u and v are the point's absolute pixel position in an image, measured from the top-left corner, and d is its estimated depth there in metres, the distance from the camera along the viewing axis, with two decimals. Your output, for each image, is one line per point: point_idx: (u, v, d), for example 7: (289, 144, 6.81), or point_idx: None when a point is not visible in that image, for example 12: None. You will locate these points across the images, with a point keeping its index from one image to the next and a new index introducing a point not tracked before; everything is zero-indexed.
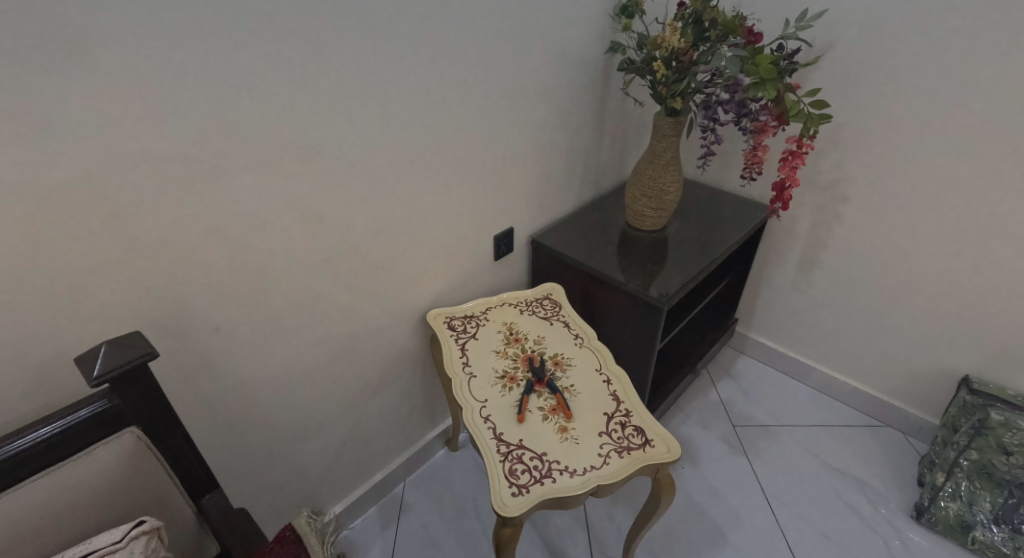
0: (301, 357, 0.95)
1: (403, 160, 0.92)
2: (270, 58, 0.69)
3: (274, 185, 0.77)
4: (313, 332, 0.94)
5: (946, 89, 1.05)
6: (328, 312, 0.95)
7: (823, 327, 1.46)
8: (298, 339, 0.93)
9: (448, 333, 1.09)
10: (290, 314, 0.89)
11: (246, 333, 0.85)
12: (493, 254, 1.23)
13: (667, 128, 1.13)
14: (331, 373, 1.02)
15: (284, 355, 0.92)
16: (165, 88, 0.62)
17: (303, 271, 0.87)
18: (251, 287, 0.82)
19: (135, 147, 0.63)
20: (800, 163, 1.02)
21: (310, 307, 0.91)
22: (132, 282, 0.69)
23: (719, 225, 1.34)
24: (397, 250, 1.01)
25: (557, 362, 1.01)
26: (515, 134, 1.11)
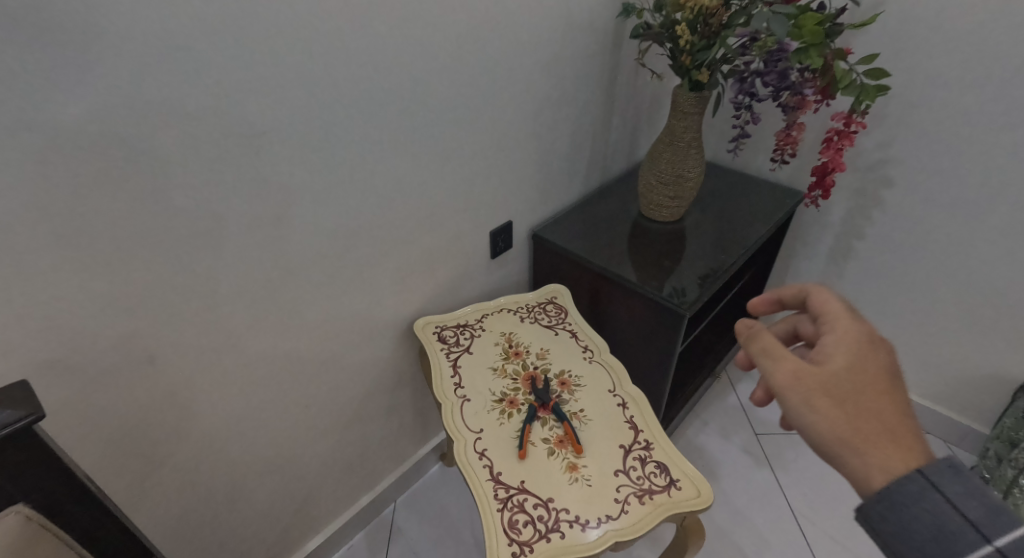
0: (266, 379, 0.81)
1: (380, 148, 0.78)
2: (199, 21, 0.55)
3: (217, 183, 0.63)
4: (279, 351, 0.81)
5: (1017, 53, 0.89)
6: (296, 327, 0.81)
7: (856, 325, 1.31)
8: (259, 359, 0.79)
9: (439, 347, 0.95)
10: (247, 332, 0.75)
11: (194, 356, 0.71)
12: (489, 251, 1.09)
13: (688, 105, 0.97)
14: (304, 395, 0.89)
15: (243, 378, 0.79)
16: (53, 60, 0.48)
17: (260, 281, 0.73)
18: (196, 305, 0.68)
19: (17, 137, 0.48)
20: (847, 144, 0.86)
21: (273, 323, 0.78)
22: (32, 307, 0.55)
23: (744, 216, 1.19)
24: (376, 252, 0.86)
25: (564, 381, 0.88)
26: (512, 114, 0.96)
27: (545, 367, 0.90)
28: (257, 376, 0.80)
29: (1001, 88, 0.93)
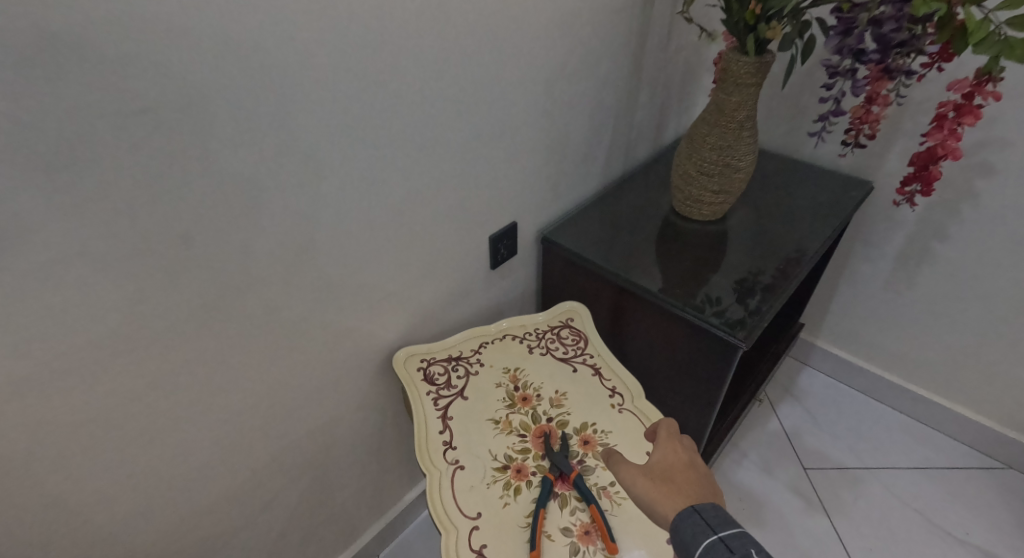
0: (192, 446, 0.61)
1: (338, 133, 0.56)
2: None
3: (80, 189, 0.41)
4: (208, 410, 0.60)
5: None
6: (230, 378, 0.61)
7: (930, 341, 1.10)
8: (177, 420, 0.58)
9: (425, 389, 0.74)
10: (156, 386, 0.54)
11: (73, 425, 0.50)
12: (488, 261, 0.88)
13: (746, 73, 0.75)
14: (248, 458, 0.69)
15: (157, 446, 0.58)
16: None
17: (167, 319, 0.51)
18: (68, 366, 0.47)
19: None
20: (968, 122, 0.63)
21: (195, 377, 0.57)
22: None
23: (799, 214, 0.97)
24: (337, 270, 0.65)
25: (587, 440, 0.67)
26: (519, 88, 0.74)
27: (562, 419, 0.70)
28: (176, 441, 0.59)
29: None
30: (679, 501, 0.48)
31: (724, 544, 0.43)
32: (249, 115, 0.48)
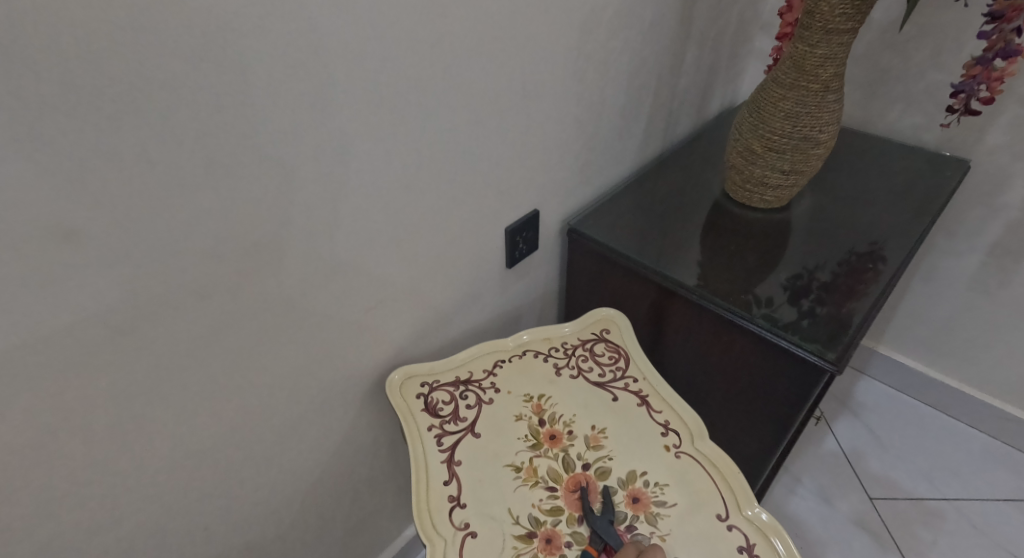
0: (113, 517, 0.46)
1: (305, 90, 0.40)
2: None
3: None
4: (134, 469, 0.45)
5: None
6: (164, 428, 0.45)
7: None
8: (88, 480, 0.42)
9: (425, 424, 0.58)
10: (53, 436, 0.38)
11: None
12: (505, 258, 0.72)
13: (841, 16, 0.58)
14: (199, 518, 0.54)
15: (60, 515, 0.42)
16: None
17: (57, 353, 0.35)
18: None
19: None
20: None
21: (106, 432, 0.41)
22: None
23: (881, 200, 0.80)
24: (311, 274, 0.48)
25: (637, 498, 0.51)
26: (548, 37, 0.58)
27: (602, 467, 0.54)
28: (94, 505, 0.44)
29: None
30: None
31: None
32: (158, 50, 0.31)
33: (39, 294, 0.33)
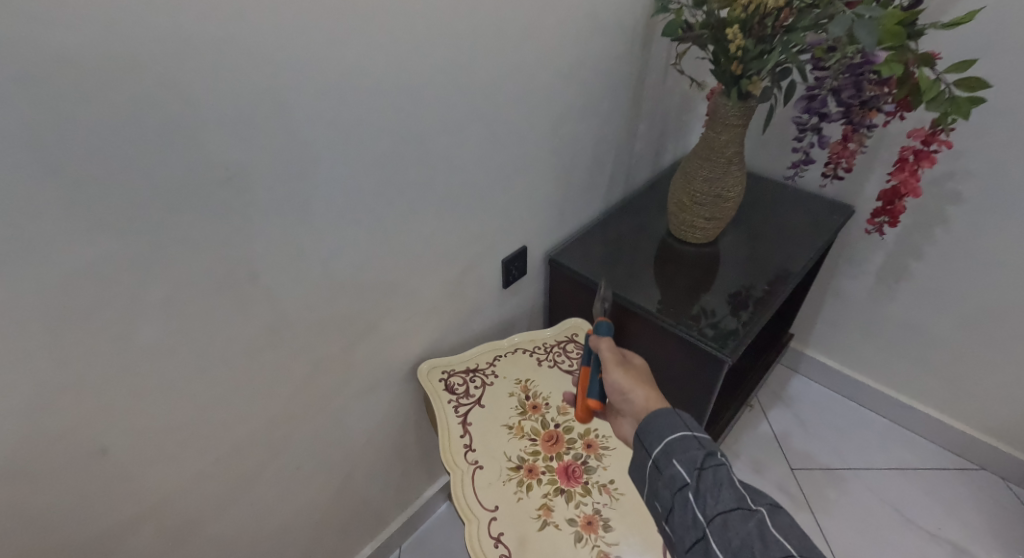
0: (250, 453, 0.72)
1: (380, 186, 0.66)
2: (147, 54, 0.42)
3: (179, 251, 0.51)
4: (264, 420, 0.71)
5: None
6: (283, 393, 0.71)
7: (908, 351, 1.18)
8: (238, 425, 0.68)
9: (446, 399, 0.83)
10: (223, 394, 0.64)
11: (162, 424, 0.60)
12: (502, 281, 0.97)
13: (734, 116, 0.83)
14: (296, 460, 0.80)
15: (220, 448, 0.68)
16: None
17: (237, 344, 0.62)
18: (162, 389, 0.57)
19: None
20: (925, 165, 0.73)
21: (255, 394, 0.68)
22: None
23: (785, 236, 1.05)
24: (373, 295, 0.75)
25: (590, 443, 0.76)
26: (531, 131, 0.84)
27: (569, 425, 0.79)
28: (239, 445, 0.70)
29: None
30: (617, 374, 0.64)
31: (697, 440, 0.53)
32: (307, 176, 0.58)
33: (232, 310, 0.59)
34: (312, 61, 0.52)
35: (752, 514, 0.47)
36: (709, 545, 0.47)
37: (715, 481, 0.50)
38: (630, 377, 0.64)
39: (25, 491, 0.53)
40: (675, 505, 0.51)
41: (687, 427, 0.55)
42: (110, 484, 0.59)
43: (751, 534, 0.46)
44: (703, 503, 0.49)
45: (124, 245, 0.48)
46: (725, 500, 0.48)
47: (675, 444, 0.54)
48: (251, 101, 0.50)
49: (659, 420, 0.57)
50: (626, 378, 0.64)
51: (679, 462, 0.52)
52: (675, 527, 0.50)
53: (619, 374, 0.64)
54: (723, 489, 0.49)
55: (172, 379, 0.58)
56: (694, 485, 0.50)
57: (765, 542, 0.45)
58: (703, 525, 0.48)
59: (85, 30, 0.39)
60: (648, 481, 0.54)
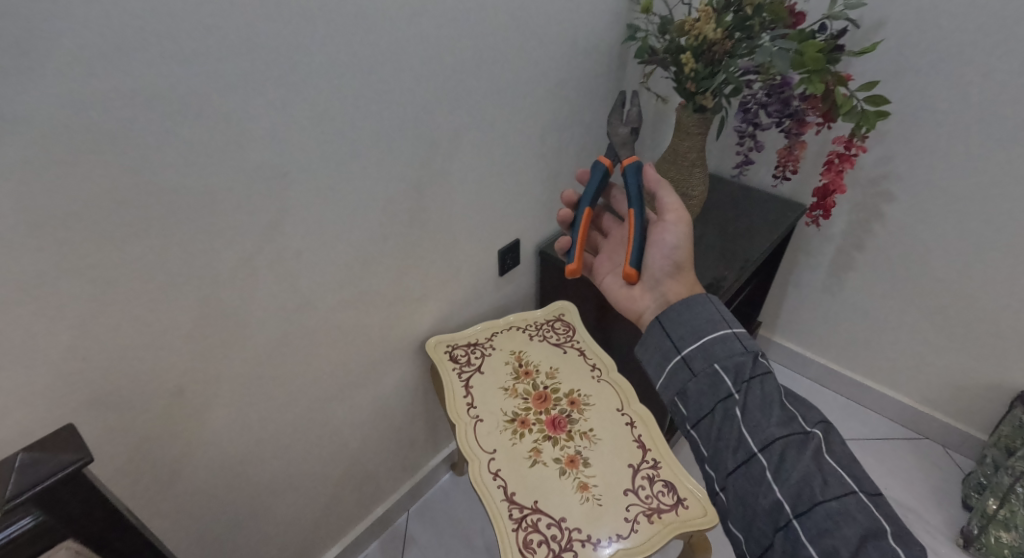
0: (288, 400, 0.89)
1: (399, 183, 0.84)
2: (244, 78, 0.60)
3: (247, 224, 0.68)
4: (301, 371, 0.88)
5: (1005, 88, 0.96)
6: (316, 349, 0.88)
7: (858, 325, 1.39)
8: (279, 372, 0.85)
9: (450, 366, 0.97)
10: (271, 344, 0.81)
11: (224, 372, 0.77)
12: (498, 268, 1.12)
13: (694, 125, 0.96)
14: (323, 413, 0.96)
15: (264, 391, 0.85)
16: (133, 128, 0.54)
17: (282, 303, 0.79)
18: (229, 335, 0.75)
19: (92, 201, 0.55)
20: (848, 168, 0.89)
21: (295, 346, 0.85)
22: (90, 344, 0.61)
23: (744, 229, 1.19)
24: (391, 270, 0.92)
25: (574, 401, 0.93)
26: (524, 139, 1.01)
27: (555, 387, 0.95)
28: (279, 390, 0.87)
29: (994, 119, 1.00)
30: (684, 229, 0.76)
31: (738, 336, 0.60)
32: (342, 170, 0.76)
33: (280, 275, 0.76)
34: (352, 85, 0.70)
35: (808, 444, 0.54)
36: (758, 462, 0.54)
37: (763, 398, 0.57)
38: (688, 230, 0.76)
39: (125, 422, 0.69)
40: (717, 414, 0.57)
41: (728, 326, 0.61)
42: (184, 413, 0.75)
43: (808, 465, 0.52)
44: (756, 426, 0.55)
45: (212, 217, 0.64)
46: (774, 421, 0.55)
47: (716, 346, 0.60)
48: (307, 113, 0.67)
49: (699, 308, 0.63)
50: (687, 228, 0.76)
51: (725, 369, 0.58)
52: (714, 436, 0.57)
53: (682, 224, 0.76)
54: (772, 408, 0.56)
55: (235, 327, 0.75)
56: (743, 402, 0.56)
57: (822, 475, 0.52)
58: (752, 446, 0.55)
59: (210, 61, 0.56)
60: (679, 379, 0.60)
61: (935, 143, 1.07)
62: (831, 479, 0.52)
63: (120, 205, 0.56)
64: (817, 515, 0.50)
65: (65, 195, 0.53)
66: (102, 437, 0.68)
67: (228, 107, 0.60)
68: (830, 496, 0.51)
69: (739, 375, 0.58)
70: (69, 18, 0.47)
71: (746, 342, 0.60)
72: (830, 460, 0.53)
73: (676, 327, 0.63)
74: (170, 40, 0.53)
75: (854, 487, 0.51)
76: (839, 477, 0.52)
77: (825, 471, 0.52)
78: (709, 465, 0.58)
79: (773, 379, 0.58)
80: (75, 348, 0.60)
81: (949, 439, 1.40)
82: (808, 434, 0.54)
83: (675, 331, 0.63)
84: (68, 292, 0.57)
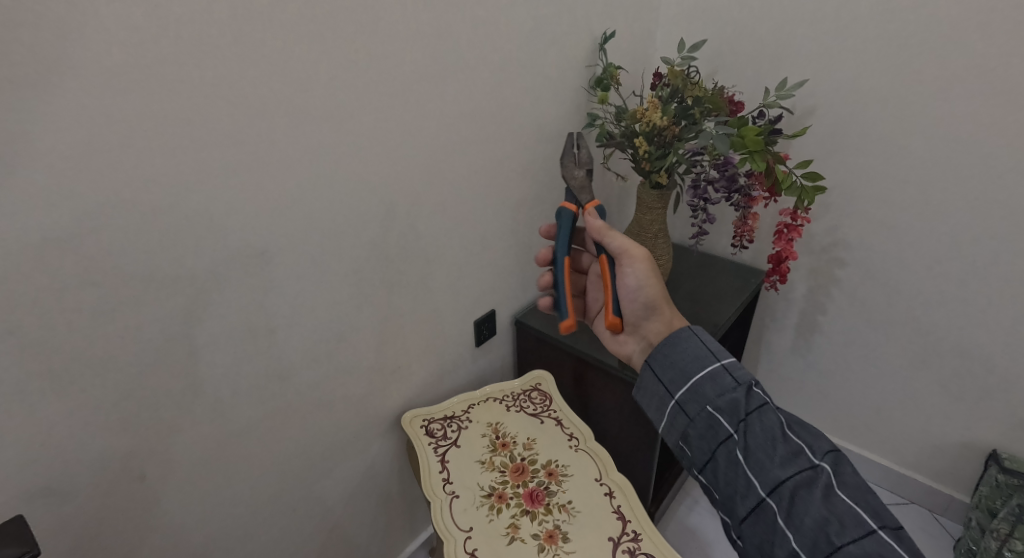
0: (259, 483, 0.87)
1: (376, 259, 0.88)
2: (230, 167, 0.65)
3: (227, 302, 0.72)
4: (275, 450, 0.87)
5: (923, 164, 1.08)
6: (292, 427, 0.88)
7: (829, 386, 1.42)
8: (251, 455, 0.84)
9: (426, 441, 0.97)
10: (242, 426, 0.81)
11: (190, 455, 0.76)
12: (474, 339, 1.15)
13: (653, 200, 1.03)
14: (295, 496, 0.94)
15: (233, 476, 0.83)
16: (123, 221, 0.59)
17: (257, 381, 0.80)
18: (203, 414, 0.75)
19: (74, 287, 0.58)
20: (796, 236, 0.97)
21: (270, 423, 0.84)
22: (58, 428, 0.62)
23: (711, 296, 1.24)
24: (367, 344, 0.94)
25: (552, 472, 0.92)
26: (496, 217, 1.07)
27: (533, 458, 0.95)
28: (250, 473, 0.85)
29: (919, 192, 1.10)
30: (645, 267, 0.78)
31: (727, 368, 0.61)
32: (320, 250, 0.80)
33: (256, 352, 0.78)
34: (333, 171, 0.77)
35: (817, 481, 0.54)
36: (769, 506, 0.54)
37: (763, 435, 0.57)
38: (649, 268, 0.77)
39: (81, 513, 0.67)
40: (720, 458, 0.58)
41: (716, 360, 0.62)
42: (147, 500, 0.73)
43: (820, 506, 0.53)
44: (761, 468, 0.55)
45: (190, 300, 0.67)
46: (778, 461, 0.55)
47: (707, 386, 0.60)
48: (286, 197, 0.73)
49: (685, 344, 0.64)
50: (646, 267, 0.77)
51: (720, 410, 0.59)
52: (722, 482, 0.58)
53: (641, 265, 0.78)
54: (775, 447, 0.56)
55: (209, 408, 0.75)
56: (744, 443, 0.57)
57: (838, 515, 0.52)
58: (760, 491, 0.55)
59: (204, 156, 0.63)
60: (678, 425, 0.61)
61: (873, 213, 1.17)
62: (846, 518, 0.52)
63: (93, 286, 0.59)
64: None
65: (48, 281, 0.56)
66: (56, 526, 0.66)
67: (207, 191, 0.64)
68: (848, 540, 0.51)
69: (736, 413, 0.58)
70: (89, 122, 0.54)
71: (737, 375, 0.60)
72: (842, 495, 0.53)
73: (666, 370, 0.64)
74: (157, 136, 0.58)
75: (873, 526, 0.51)
76: (856, 515, 0.52)
77: (839, 511, 0.52)
78: (722, 511, 0.59)
79: (771, 411, 0.58)
80: (42, 434, 0.61)
81: (935, 503, 1.40)
82: (816, 470, 0.55)
83: (666, 374, 0.64)
84: (42, 374, 0.59)
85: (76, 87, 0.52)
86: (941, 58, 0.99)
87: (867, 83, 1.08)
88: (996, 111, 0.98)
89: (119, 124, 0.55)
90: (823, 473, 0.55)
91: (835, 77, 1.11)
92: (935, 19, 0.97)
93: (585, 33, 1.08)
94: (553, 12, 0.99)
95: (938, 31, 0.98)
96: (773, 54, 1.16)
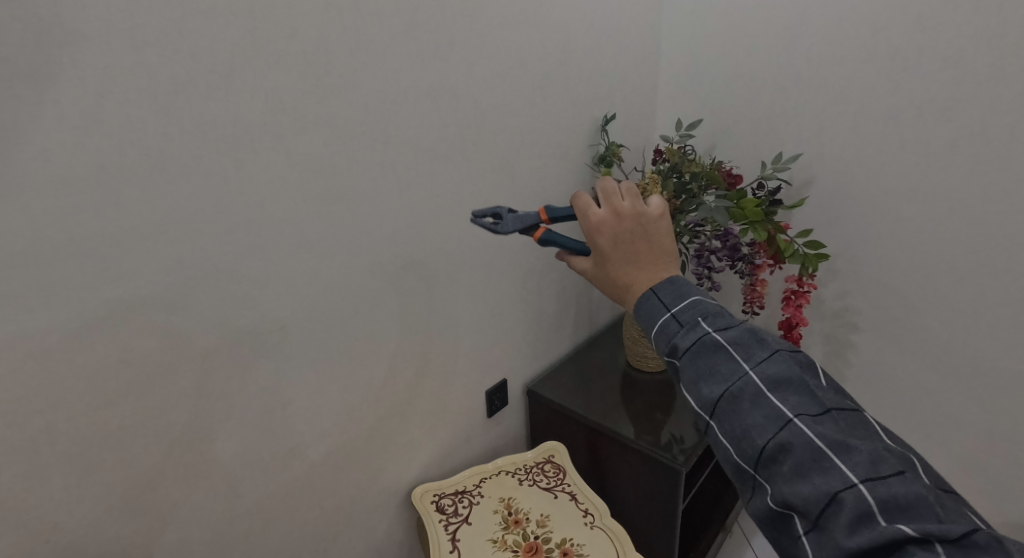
0: None
1: (391, 331, 0.91)
2: (255, 248, 0.70)
3: (245, 375, 0.74)
4: (285, 528, 0.85)
5: (922, 231, 1.10)
6: (302, 504, 0.87)
7: None
8: (260, 533, 0.82)
9: (437, 517, 0.95)
10: (255, 500, 0.80)
11: (198, 534, 0.75)
12: (486, 410, 1.15)
13: None
14: None
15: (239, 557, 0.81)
16: (156, 299, 0.63)
17: (271, 455, 0.80)
18: (216, 489, 0.75)
19: (107, 363, 0.61)
20: (803, 303, 0.97)
21: (279, 499, 0.84)
22: (77, 504, 0.63)
23: None
24: (379, 416, 0.94)
25: (566, 551, 0.89)
26: (507, 288, 1.10)
27: (547, 536, 0.92)
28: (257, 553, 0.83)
29: (923, 259, 1.12)
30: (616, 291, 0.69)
31: (673, 316, 0.59)
32: (336, 323, 0.83)
33: (271, 425, 0.79)
34: (351, 249, 0.81)
35: (745, 392, 0.52)
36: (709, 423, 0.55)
37: (696, 361, 0.55)
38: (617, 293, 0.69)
39: None
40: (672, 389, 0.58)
41: (664, 306, 0.60)
42: None
43: (747, 415, 0.51)
44: (696, 393, 0.55)
45: (212, 374, 0.70)
46: (710, 381, 0.54)
47: (658, 336, 0.60)
48: (305, 275, 0.77)
49: (641, 304, 0.63)
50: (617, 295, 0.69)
51: (662, 347, 0.59)
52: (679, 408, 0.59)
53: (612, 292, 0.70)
54: (709, 369, 0.54)
55: (224, 481, 0.76)
56: (682, 373, 0.56)
57: (765, 420, 0.51)
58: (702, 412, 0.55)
59: (233, 239, 0.68)
60: None
61: (878, 279, 1.18)
62: (768, 419, 0.50)
63: (116, 360, 0.62)
64: (760, 457, 0.50)
65: (85, 357, 0.60)
66: None
67: (232, 268, 0.69)
68: (768, 437, 0.50)
69: (677, 353, 0.57)
70: (134, 211, 0.59)
71: (682, 318, 0.58)
72: (770, 399, 0.51)
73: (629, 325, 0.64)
74: (193, 222, 0.64)
75: (788, 417, 0.50)
76: (777, 413, 0.50)
77: (763, 416, 0.51)
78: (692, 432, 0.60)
79: (705, 335, 0.56)
80: (62, 508, 0.62)
81: None
82: (744, 382, 0.52)
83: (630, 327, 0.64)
84: (70, 448, 0.61)
85: (126, 179, 0.58)
86: (925, 134, 1.04)
87: (859, 156, 1.13)
88: (989, 181, 1.01)
89: (155, 208, 0.61)
90: (752, 384, 0.52)
91: (826, 151, 1.16)
92: (914, 97, 1.04)
93: (587, 116, 1.15)
94: (556, 100, 1.07)
95: (922, 108, 1.03)
96: (766, 131, 1.23)
